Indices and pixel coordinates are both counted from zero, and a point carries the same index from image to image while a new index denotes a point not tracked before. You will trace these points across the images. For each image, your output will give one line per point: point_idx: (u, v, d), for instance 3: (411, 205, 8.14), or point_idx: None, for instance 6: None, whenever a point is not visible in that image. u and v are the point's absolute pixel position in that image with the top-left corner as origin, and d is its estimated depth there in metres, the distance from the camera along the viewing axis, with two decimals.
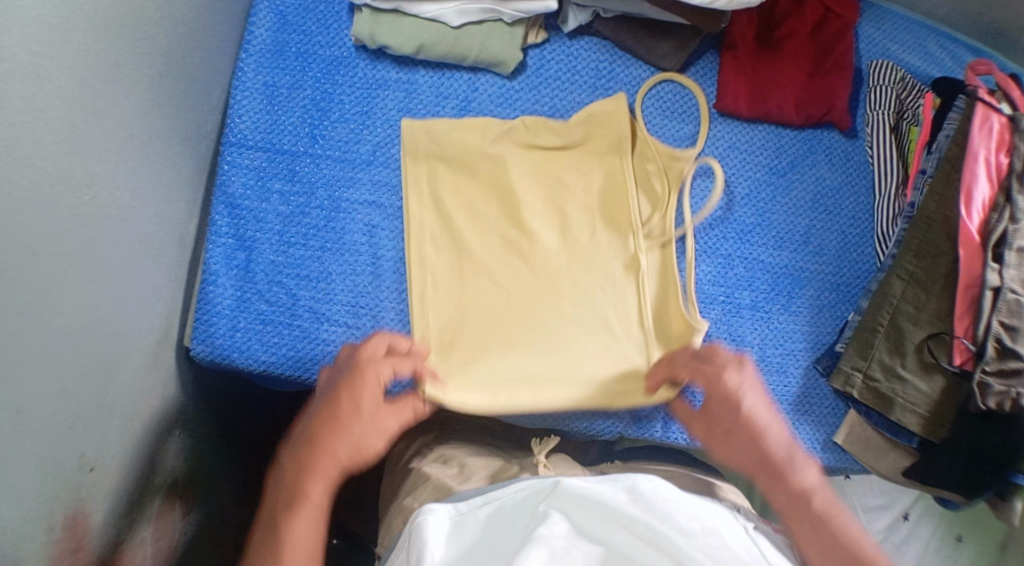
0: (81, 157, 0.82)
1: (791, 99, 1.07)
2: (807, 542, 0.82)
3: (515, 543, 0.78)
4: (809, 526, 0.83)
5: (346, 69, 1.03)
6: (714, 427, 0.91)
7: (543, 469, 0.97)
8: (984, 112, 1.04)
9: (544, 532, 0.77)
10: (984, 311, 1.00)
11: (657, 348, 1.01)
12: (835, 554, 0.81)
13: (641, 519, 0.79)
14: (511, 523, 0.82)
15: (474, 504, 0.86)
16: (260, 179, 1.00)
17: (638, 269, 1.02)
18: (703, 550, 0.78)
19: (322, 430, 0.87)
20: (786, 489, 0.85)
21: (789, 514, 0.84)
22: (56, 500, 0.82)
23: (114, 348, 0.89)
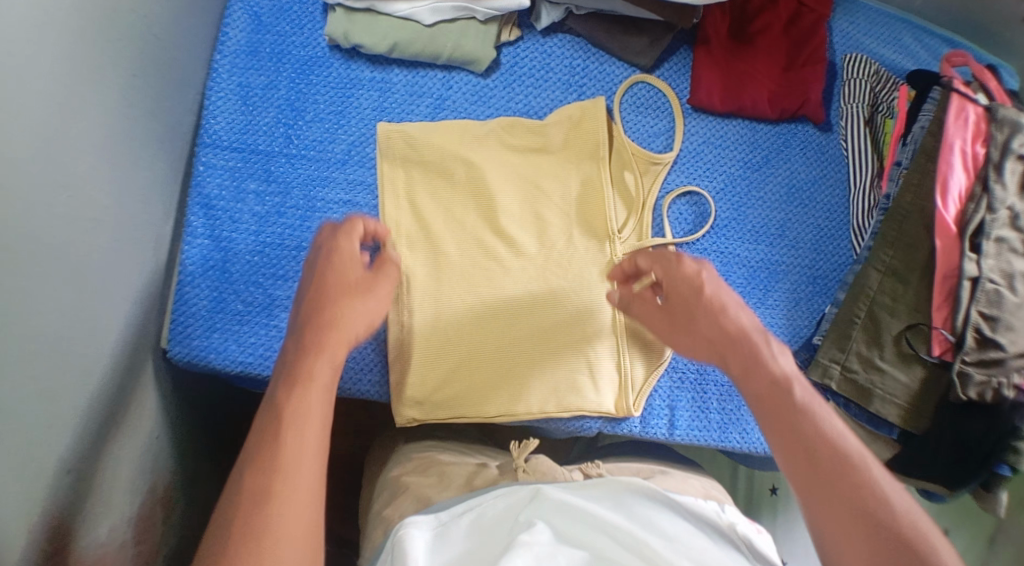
0: (61, 156, 0.82)
1: (765, 92, 1.07)
2: (786, 441, 0.79)
3: (498, 551, 0.79)
4: (784, 416, 0.80)
5: (320, 69, 1.04)
6: (675, 316, 0.89)
7: (523, 474, 0.96)
8: (960, 102, 1.04)
9: (526, 538, 0.78)
10: (962, 301, 1.01)
11: (630, 351, 1.03)
12: (809, 446, 0.78)
13: (623, 526, 0.81)
14: (494, 530, 0.83)
15: (454, 512, 0.86)
16: (235, 180, 1.01)
17: None
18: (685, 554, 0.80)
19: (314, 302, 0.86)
20: (763, 378, 0.82)
21: (765, 402, 0.81)
22: (41, 503, 0.82)
23: (94, 349, 0.89)
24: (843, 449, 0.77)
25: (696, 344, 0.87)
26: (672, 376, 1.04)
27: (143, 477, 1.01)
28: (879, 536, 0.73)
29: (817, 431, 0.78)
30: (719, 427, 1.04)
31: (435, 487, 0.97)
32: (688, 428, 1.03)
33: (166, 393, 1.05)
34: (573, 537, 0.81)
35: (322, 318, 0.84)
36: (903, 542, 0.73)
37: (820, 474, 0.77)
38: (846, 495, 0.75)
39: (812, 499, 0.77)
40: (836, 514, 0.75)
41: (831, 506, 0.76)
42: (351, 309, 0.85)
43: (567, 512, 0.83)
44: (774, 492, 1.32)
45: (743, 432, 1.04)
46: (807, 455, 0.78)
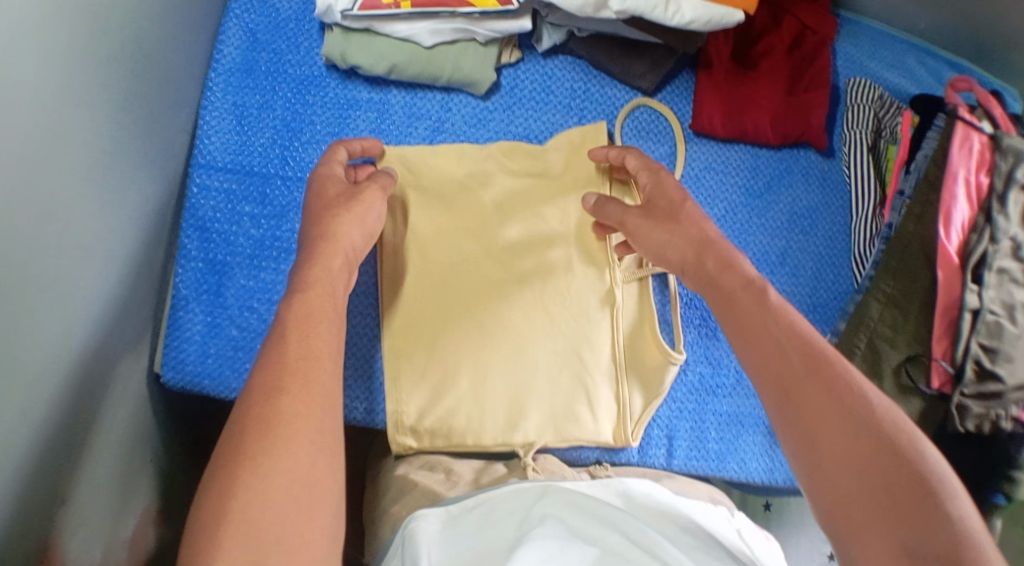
0: (46, 187, 0.80)
1: (767, 116, 1.05)
2: (758, 348, 0.79)
3: (508, 544, 0.81)
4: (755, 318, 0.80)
5: (316, 89, 1.02)
6: (654, 213, 0.90)
7: (531, 473, 0.95)
8: (964, 131, 1.03)
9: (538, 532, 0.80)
10: (962, 333, 1.00)
11: (627, 378, 1.02)
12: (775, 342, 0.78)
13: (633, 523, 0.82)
14: (504, 524, 0.85)
15: (464, 506, 0.88)
16: (229, 202, 0.99)
17: (612, 303, 1.02)
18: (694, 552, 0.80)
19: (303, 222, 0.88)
20: (736, 277, 0.83)
21: (735, 303, 0.82)
22: (28, 533, 0.81)
23: (83, 376, 0.88)
24: (817, 350, 0.77)
25: (675, 241, 0.88)
26: (671, 405, 1.03)
27: (135, 497, 1.00)
28: (855, 434, 0.72)
29: (790, 333, 0.78)
30: (716, 458, 1.03)
31: (445, 485, 0.95)
32: (687, 458, 1.02)
33: (158, 412, 1.04)
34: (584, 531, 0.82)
35: (312, 229, 0.87)
36: (877, 441, 0.71)
37: (793, 377, 0.76)
38: (821, 394, 0.74)
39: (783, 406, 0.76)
40: (810, 418, 0.74)
41: (805, 405, 0.75)
42: (342, 219, 0.87)
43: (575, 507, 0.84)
44: (768, 509, 1.32)
45: (740, 462, 1.03)
46: (780, 356, 0.77)
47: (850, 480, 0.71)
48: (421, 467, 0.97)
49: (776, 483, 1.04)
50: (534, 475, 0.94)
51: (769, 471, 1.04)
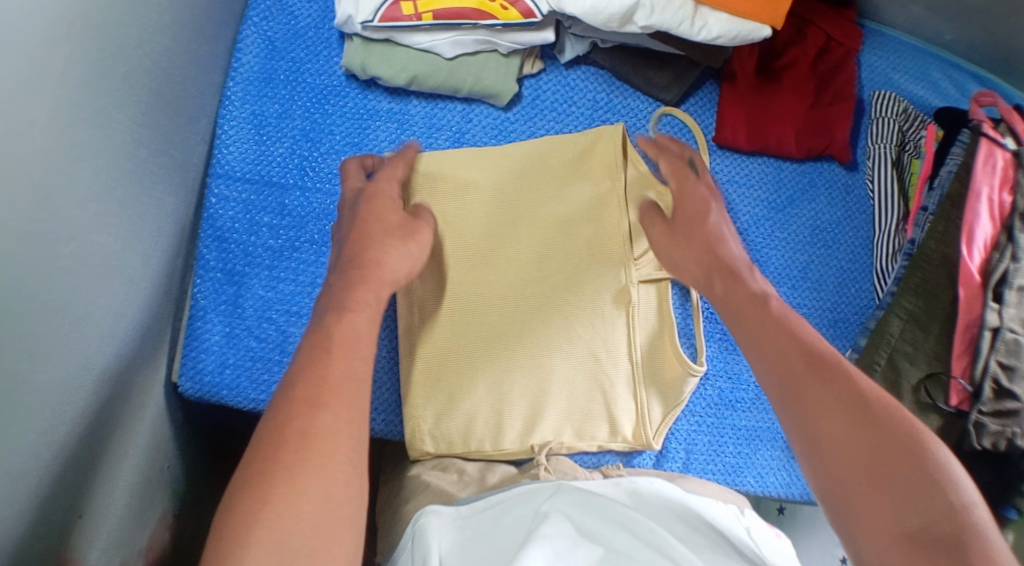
0: (66, 207, 0.79)
1: (791, 132, 1.04)
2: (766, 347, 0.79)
3: (516, 543, 0.82)
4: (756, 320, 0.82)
5: (336, 98, 1.00)
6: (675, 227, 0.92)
7: (544, 472, 0.94)
8: (988, 147, 1.01)
9: (544, 528, 0.81)
10: (981, 352, 0.99)
11: (644, 385, 1.01)
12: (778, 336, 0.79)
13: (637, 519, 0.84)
14: (513, 521, 0.86)
15: (475, 508, 0.90)
16: (248, 212, 0.98)
17: (627, 302, 1.00)
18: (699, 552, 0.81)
19: (356, 235, 0.87)
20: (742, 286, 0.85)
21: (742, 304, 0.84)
22: (50, 553, 0.81)
23: (103, 395, 0.87)
24: (818, 349, 0.77)
25: (689, 261, 0.90)
26: (690, 419, 1.03)
27: (154, 507, 1.00)
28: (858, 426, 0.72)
29: (788, 332, 0.79)
30: (733, 471, 1.02)
31: (457, 485, 0.96)
32: (703, 471, 1.02)
33: (175, 423, 1.04)
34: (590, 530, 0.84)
35: (357, 255, 0.86)
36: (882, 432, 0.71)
37: (802, 374, 0.76)
38: (824, 386, 0.74)
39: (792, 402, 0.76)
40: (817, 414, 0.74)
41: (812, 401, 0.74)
42: (392, 252, 0.87)
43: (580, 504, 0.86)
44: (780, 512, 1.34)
45: (757, 476, 1.02)
46: (788, 355, 0.77)
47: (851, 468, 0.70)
48: (434, 468, 0.99)
49: (792, 497, 1.03)
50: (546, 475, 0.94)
51: (785, 485, 1.03)
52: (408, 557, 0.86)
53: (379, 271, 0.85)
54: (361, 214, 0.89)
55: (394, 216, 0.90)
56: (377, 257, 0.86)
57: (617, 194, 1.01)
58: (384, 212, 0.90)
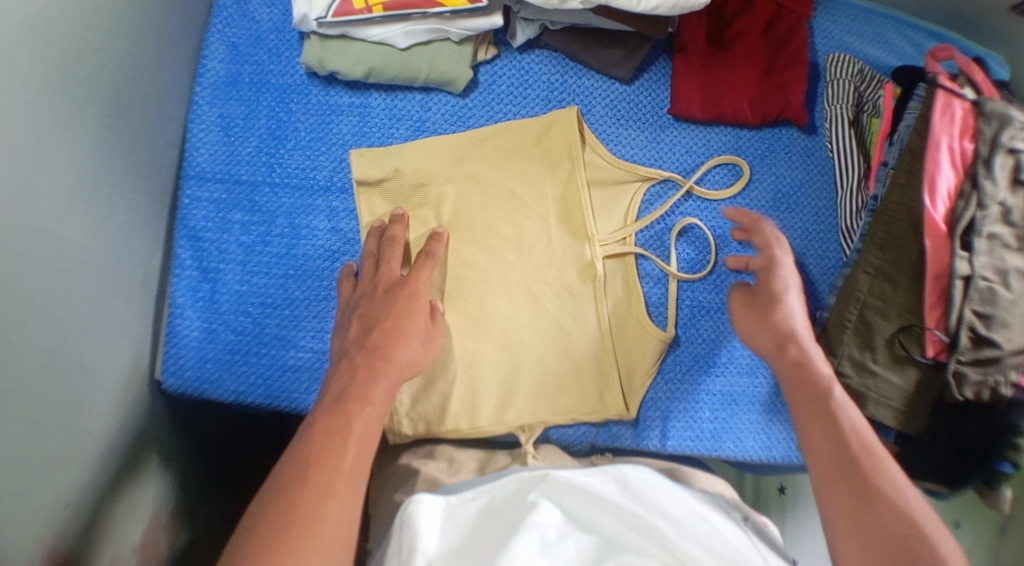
0: (33, 204, 0.84)
1: (746, 99, 1.05)
2: (815, 428, 0.86)
3: (505, 534, 0.83)
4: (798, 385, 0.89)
5: (299, 97, 1.04)
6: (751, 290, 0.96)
7: (531, 458, 0.96)
8: (946, 98, 1.02)
9: (534, 520, 0.82)
10: (955, 301, 0.99)
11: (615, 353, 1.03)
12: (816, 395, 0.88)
13: (630, 511, 0.84)
14: (502, 513, 0.86)
15: (464, 497, 0.88)
16: (219, 210, 1.02)
17: (592, 275, 1.03)
18: (691, 539, 0.82)
19: (383, 326, 0.92)
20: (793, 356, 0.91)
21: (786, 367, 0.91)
22: (35, 538, 0.84)
23: (83, 387, 0.91)
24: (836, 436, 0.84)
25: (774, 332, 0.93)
26: (664, 387, 1.03)
27: (146, 506, 1.03)
28: (884, 513, 0.79)
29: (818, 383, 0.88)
30: (711, 437, 1.03)
31: (446, 472, 0.97)
32: (681, 439, 1.02)
33: (163, 423, 1.07)
34: (583, 520, 0.85)
35: (379, 342, 0.90)
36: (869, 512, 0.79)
37: (843, 458, 0.83)
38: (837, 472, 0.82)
39: (829, 483, 0.82)
40: (843, 498, 0.81)
41: (847, 490, 0.81)
42: (405, 346, 0.91)
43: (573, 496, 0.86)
44: (782, 492, 1.30)
45: (736, 440, 1.03)
46: (831, 440, 0.84)
47: (864, 542, 0.78)
48: (422, 456, 1.01)
49: (773, 460, 1.03)
50: (534, 460, 0.96)
51: (764, 447, 1.03)
52: (394, 545, 0.84)
53: (395, 364, 0.90)
54: (395, 306, 0.94)
55: (423, 305, 0.95)
56: (395, 340, 0.91)
57: (578, 170, 1.03)
58: (415, 309, 0.94)
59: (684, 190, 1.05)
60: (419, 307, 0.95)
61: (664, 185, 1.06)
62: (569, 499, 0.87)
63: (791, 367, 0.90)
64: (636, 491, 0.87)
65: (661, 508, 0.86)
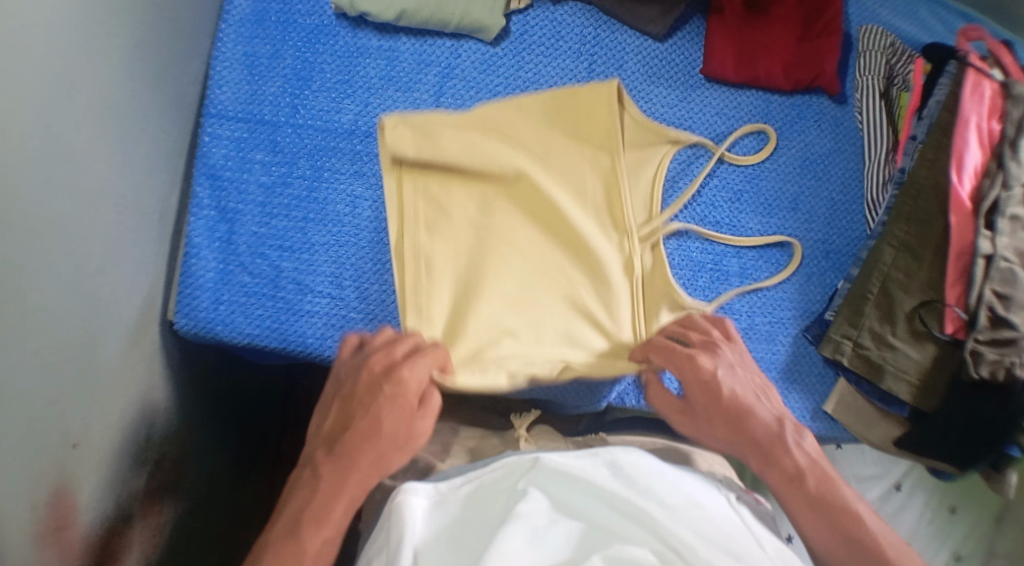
0: (59, 124, 0.81)
1: (779, 63, 1.05)
2: (772, 474, 0.86)
3: (493, 525, 0.77)
4: (806, 506, 0.84)
5: (327, 38, 1.02)
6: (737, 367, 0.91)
7: (524, 443, 0.94)
8: (976, 78, 1.02)
9: (523, 510, 0.77)
10: (975, 279, 0.98)
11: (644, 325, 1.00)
12: (801, 491, 0.85)
13: (622, 495, 0.79)
14: (492, 501, 0.81)
15: (453, 483, 0.84)
16: (241, 150, 0.99)
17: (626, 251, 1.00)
18: (687, 525, 0.77)
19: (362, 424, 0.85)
20: (777, 470, 0.86)
21: (785, 492, 0.85)
22: (40, 477, 0.82)
23: (97, 322, 0.89)
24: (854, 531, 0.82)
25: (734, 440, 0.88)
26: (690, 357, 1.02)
27: (152, 451, 1.01)
28: None
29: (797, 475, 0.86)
30: None
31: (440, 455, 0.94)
32: None
33: (173, 367, 1.05)
34: (572, 508, 0.79)
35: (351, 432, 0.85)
36: None
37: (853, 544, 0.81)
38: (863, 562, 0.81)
39: (817, 532, 0.83)
40: (830, 539, 0.83)
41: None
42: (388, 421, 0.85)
43: (564, 484, 0.81)
44: None
45: None
46: (836, 534, 0.82)
47: None
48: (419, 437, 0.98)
49: None
50: (527, 446, 0.94)
51: None
52: (382, 536, 0.80)
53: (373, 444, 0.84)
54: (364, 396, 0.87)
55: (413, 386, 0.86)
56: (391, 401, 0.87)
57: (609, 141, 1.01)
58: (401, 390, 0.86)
59: (717, 158, 1.04)
60: (386, 362, 0.88)
61: (690, 156, 1.05)
62: (558, 485, 0.81)
63: (784, 476, 0.86)
64: (628, 475, 0.81)
65: (655, 494, 0.80)
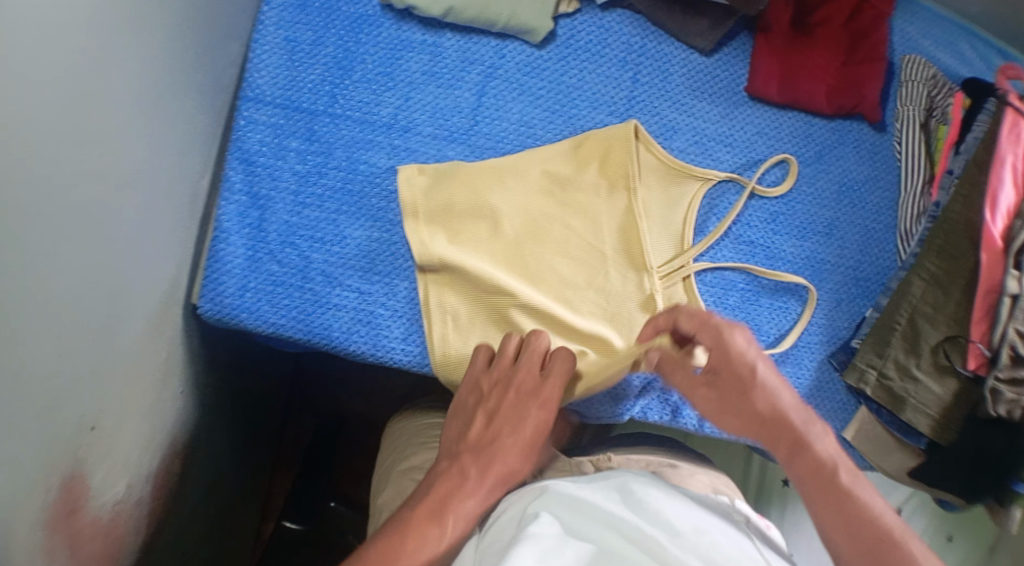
0: (99, 101, 0.79)
1: (823, 88, 1.05)
2: (800, 463, 0.85)
3: (508, 543, 0.74)
4: (828, 497, 0.82)
5: (370, 28, 1.00)
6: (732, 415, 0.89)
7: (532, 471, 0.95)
8: (1013, 117, 1.01)
9: (534, 530, 0.74)
10: (1001, 317, 0.98)
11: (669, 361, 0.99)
12: (818, 474, 0.83)
13: (631, 523, 0.77)
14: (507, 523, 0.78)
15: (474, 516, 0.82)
16: (277, 136, 0.97)
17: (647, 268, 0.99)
18: (695, 552, 0.76)
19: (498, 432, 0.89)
20: (807, 459, 0.84)
21: (810, 485, 0.83)
22: (56, 461, 0.79)
23: (121, 304, 0.86)
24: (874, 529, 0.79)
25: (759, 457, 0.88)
26: None
27: (165, 436, 0.99)
28: None
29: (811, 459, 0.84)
30: None
31: None
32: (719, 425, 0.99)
33: (192, 352, 1.03)
34: (583, 532, 0.77)
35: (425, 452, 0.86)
36: None
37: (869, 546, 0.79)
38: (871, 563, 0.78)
39: (837, 531, 0.81)
40: (844, 531, 0.80)
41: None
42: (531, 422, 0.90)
43: (576, 509, 0.79)
44: (786, 484, 1.24)
45: None
46: (847, 525, 0.80)
47: None
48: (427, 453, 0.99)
49: None
50: (534, 473, 0.95)
51: None
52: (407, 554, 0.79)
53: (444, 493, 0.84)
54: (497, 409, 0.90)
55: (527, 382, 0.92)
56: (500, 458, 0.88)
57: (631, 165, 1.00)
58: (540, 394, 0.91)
59: (748, 193, 1.03)
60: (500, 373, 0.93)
61: (721, 188, 1.03)
62: (571, 510, 0.79)
63: (806, 463, 0.84)
64: (639, 503, 0.81)
65: (662, 515, 0.79)
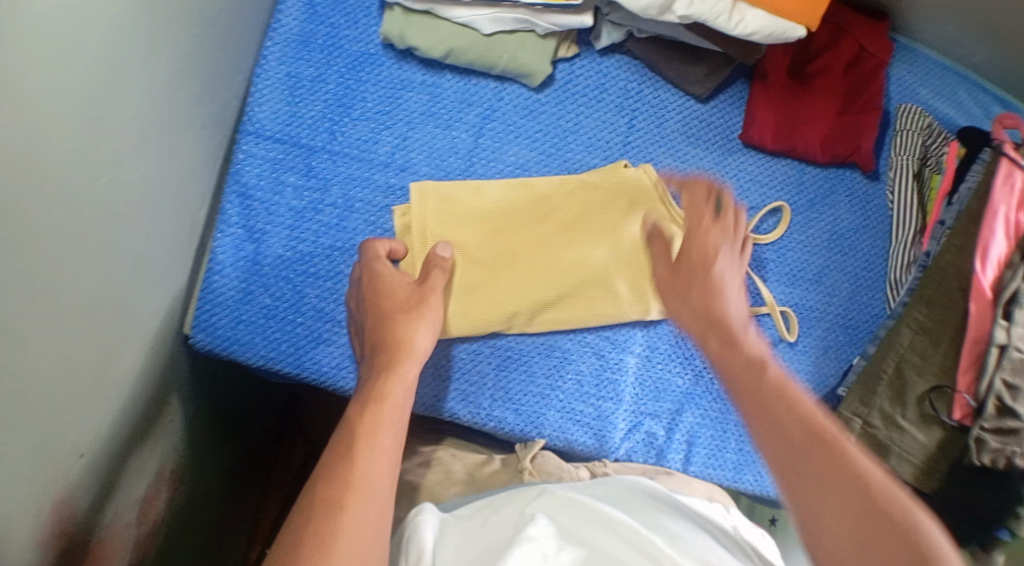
0: (105, 136, 0.80)
1: (818, 136, 1.06)
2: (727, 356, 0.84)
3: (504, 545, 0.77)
4: (752, 392, 0.79)
5: (372, 67, 1.02)
6: None
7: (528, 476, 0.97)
8: (1009, 168, 0.99)
9: (532, 532, 0.77)
10: (987, 368, 0.96)
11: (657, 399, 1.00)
12: (741, 360, 0.82)
13: (626, 525, 0.79)
14: (504, 521, 0.82)
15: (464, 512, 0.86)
16: (274, 171, 0.99)
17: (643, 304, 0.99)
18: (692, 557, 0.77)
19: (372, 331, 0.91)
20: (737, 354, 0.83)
21: (737, 377, 0.81)
22: (51, 487, 0.80)
23: (116, 333, 0.88)
24: (798, 407, 0.76)
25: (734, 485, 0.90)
26: (697, 412, 1.02)
27: (154, 458, 1.00)
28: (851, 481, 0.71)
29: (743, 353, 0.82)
30: (732, 470, 1.01)
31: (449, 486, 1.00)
32: (702, 467, 1.01)
33: (182, 378, 1.04)
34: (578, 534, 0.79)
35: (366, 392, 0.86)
36: (862, 488, 0.70)
37: (792, 425, 0.75)
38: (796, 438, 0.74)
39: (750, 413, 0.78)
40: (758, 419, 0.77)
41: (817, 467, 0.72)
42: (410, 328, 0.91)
43: (572, 510, 0.82)
44: None
45: (757, 475, 1.02)
46: (768, 401, 0.77)
47: (847, 515, 0.69)
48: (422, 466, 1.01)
49: None
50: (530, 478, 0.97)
51: None
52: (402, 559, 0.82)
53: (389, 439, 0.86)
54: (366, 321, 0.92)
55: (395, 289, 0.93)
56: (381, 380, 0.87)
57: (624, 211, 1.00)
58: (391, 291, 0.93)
59: None
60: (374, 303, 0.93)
61: None
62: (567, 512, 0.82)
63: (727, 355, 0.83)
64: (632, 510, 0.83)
65: (656, 523, 0.81)
